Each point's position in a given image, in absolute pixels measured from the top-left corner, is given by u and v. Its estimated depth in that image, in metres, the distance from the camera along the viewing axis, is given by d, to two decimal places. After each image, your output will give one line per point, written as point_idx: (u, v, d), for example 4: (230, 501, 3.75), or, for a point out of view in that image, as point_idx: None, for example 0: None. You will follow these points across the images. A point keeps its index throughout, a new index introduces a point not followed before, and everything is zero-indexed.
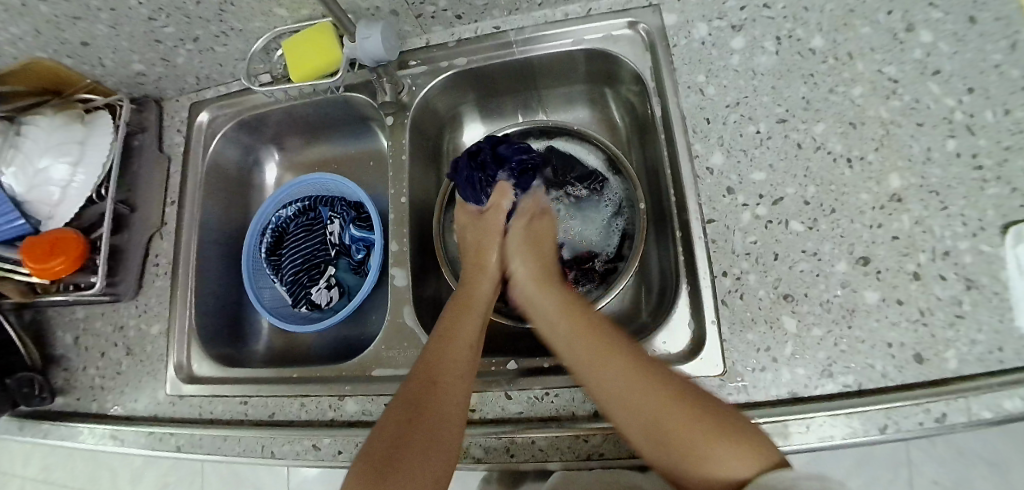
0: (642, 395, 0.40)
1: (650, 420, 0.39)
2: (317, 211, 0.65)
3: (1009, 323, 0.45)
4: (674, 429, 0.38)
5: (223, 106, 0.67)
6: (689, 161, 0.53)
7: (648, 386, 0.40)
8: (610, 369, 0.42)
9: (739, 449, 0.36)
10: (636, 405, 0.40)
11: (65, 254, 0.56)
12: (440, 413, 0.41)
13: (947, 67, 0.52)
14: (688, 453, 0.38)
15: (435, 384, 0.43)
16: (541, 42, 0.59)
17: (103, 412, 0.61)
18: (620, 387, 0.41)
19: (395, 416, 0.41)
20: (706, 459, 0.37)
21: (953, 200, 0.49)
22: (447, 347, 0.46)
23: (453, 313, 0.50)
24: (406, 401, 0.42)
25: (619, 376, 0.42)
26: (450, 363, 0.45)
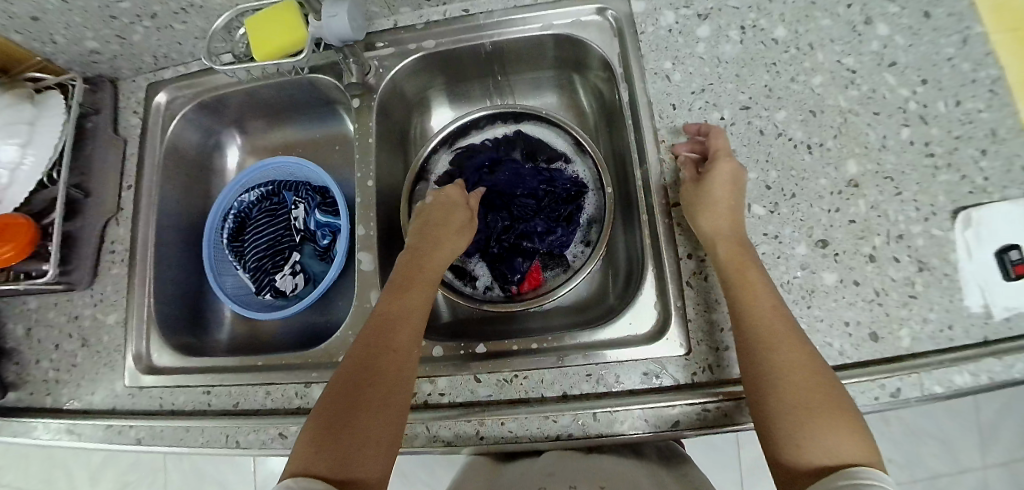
0: (790, 362, 0.39)
1: (780, 381, 0.39)
2: (281, 196, 0.64)
3: (958, 303, 0.47)
4: (802, 399, 0.38)
5: (182, 87, 0.65)
6: (655, 146, 0.53)
7: (797, 354, 0.40)
8: (773, 324, 0.41)
9: (851, 439, 0.36)
10: (780, 363, 0.40)
11: (14, 240, 0.54)
12: (390, 384, 0.42)
13: (902, 59, 0.54)
14: (795, 421, 0.37)
15: (385, 349, 0.43)
16: (509, 26, 0.58)
17: (57, 406, 0.59)
18: (773, 341, 0.40)
19: (343, 382, 0.41)
20: (811, 433, 0.37)
21: (906, 186, 0.51)
22: (394, 315, 0.45)
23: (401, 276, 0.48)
24: (354, 366, 0.42)
25: (777, 333, 0.41)
26: (399, 329, 0.45)
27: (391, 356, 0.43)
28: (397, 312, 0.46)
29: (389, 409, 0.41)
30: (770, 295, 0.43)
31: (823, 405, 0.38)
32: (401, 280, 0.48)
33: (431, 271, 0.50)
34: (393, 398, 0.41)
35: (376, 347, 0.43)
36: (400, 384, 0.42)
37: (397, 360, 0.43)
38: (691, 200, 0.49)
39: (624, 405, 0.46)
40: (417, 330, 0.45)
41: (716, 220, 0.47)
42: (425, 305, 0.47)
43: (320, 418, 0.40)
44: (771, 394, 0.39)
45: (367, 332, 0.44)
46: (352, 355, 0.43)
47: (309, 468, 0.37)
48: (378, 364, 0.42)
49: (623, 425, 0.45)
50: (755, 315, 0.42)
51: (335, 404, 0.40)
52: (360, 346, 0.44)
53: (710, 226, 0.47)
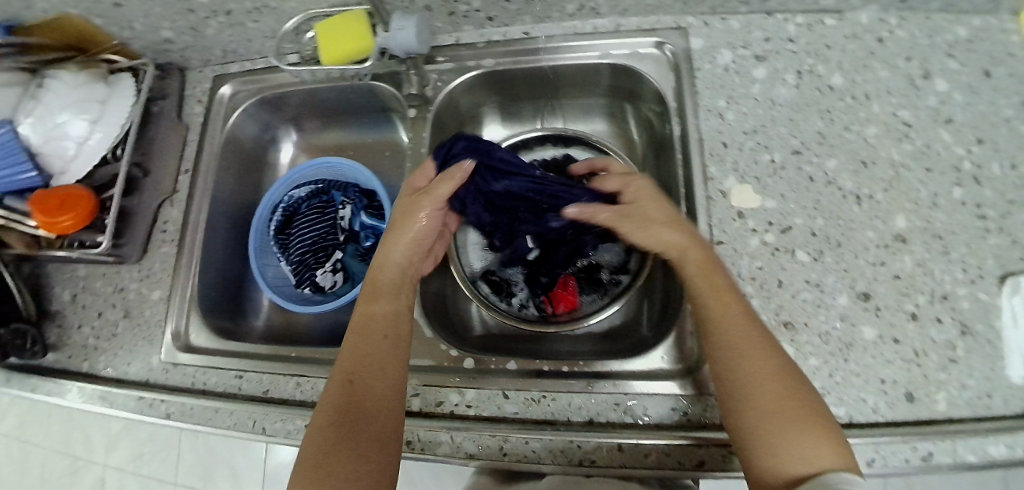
0: (757, 372, 0.40)
1: (751, 388, 0.39)
2: (329, 195, 0.67)
3: (999, 372, 0.46)
4: (768, 404, 0.38)
5: (247, 82, 0.68)
6: (703, 183, 0.53)
7: (766, 363, 0.40)
8: (739, 335, 0.41)
9: (822, 444, 0.36)
10: (749, 372, 0.40)
11: (74, 210, 0.56)
12: (372, 411, 0.42)
13: (959, 116, 0.54)
14: (764, 430, 0.38)
15: (359, 375, 0.43)
16: (566, 51, 0.60)
17: (94, 373, 0.61)
18: (743, 349, 0.41)
19: (321, 422, 0.41)
20: (782, 438, 0.37)
21: (955, 246, 0.50)
22: (365, 341, 0.45)
23: (364, 300, 0.49)
24: (330, 404, 0.42)
25: (741, 335, 0.41)
26: (375, 353, 0.45)
27: (369, 381, 0.43)
28: (367, 336, 0.46)
29: (375, 433, 0.41)
30: (741, 306, 0.43)
31: (795, 413, 0.37)
32: (368, 294, 0.49)
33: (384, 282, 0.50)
34: (378, 420, 0.41)
35: (349, 378, 0.43)
36: (385, 406, 0.42)
37: (376, 383, 0.43)
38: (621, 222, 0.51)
39: (651, 438, 0.45)
40: (395, 349, 0.46)
41: (661, 234, 0.48)
42: (395, 316, 0.48)
43: (304, 464, 0.39)
44: (739, 399, 0.39)
45: (344, 355, 0.45)
46: (327, 393, 0.43)
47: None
48: (357, 393, 0.42)
49: (648, 458, 0.45)
50: (726, 324, 0.42)
51: (317, 446, 0.39)
52: (334, 382, 0.43)
53: (661, 238, 0.48)
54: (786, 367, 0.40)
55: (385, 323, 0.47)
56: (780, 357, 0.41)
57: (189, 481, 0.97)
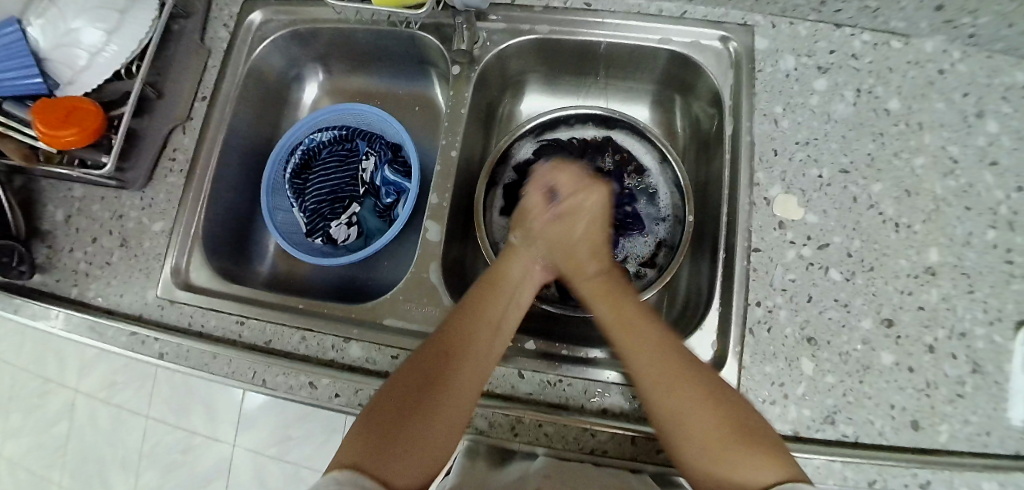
0: (683, 402, 0.40)
1: (682, 410, 0.40)
2: (354, 143, 0.65)
3: (1001, 412, 0.47)
4: (700, 431, 0.39)
5: (280, 12, 0.64)
6: (748, 188, 0.52)
7: (687, 390, 0.40)
8: (648, 361, 0.42)
9: (757, 459, 0.36)
10: (671, 404, 0.40)
11: (78, 125, 0.51)
12: (452, 399, 0.41)
13: (1005, 160, 0.52)
14: (703, 457, 0.38)
15: (454, 358, 0.43)
16: (625, 30, 0.58)
17: (82, 300, 0.57)
18: (661, 383, 0.41)
19: (403, 385, 0.41)
20: (725, 461, 0.37)
21: (980, 286, 0.50)
22: (468, 327, 0.45)
23: (481, 289, 0.48)
24: (416, 373, 0.42)
25: (655, 365, 0.42)
26: (475, 343, 0.44)
27: (459, 367, 0.42)
28: (474, 320, 0.45)
29: (446, 422, 0.40)
30: (657, 334, 0.44)
31: (726, 434, 0.38)
32: (490, 277, 0.50)
33: (508, 278, 0.50)
34: (453, 411, 0.40)
35: (442, 356, 0.43)
36: (464, 400, 0.41)
37: (463, 373, 0.42)
38: (543, 234, 0.53)
39: None
40: (493, 349, 0.45)
41: (579, 252, 0.52)
42: (506, 315, 0.47)
43: (378, 415, 0.39)
44: (670, 422, 0.40)
45: (445, 327, 0.45)
46: (417, 361, 0.43)
47: (359, 464, 0.35)
48: (447, 371, 0.42)
49: (660, 454, 0.45)
50: (637, 356, 0.43)
51: (393, 406, 0.40)
52: (427, 351, 0.43)
53: (574, 255, 0.52)
54: (704, 385, 0.40)
55: (498, 316, 0.47)
56: (705, 378, 0.41)
57: (163, 413, 0.98)
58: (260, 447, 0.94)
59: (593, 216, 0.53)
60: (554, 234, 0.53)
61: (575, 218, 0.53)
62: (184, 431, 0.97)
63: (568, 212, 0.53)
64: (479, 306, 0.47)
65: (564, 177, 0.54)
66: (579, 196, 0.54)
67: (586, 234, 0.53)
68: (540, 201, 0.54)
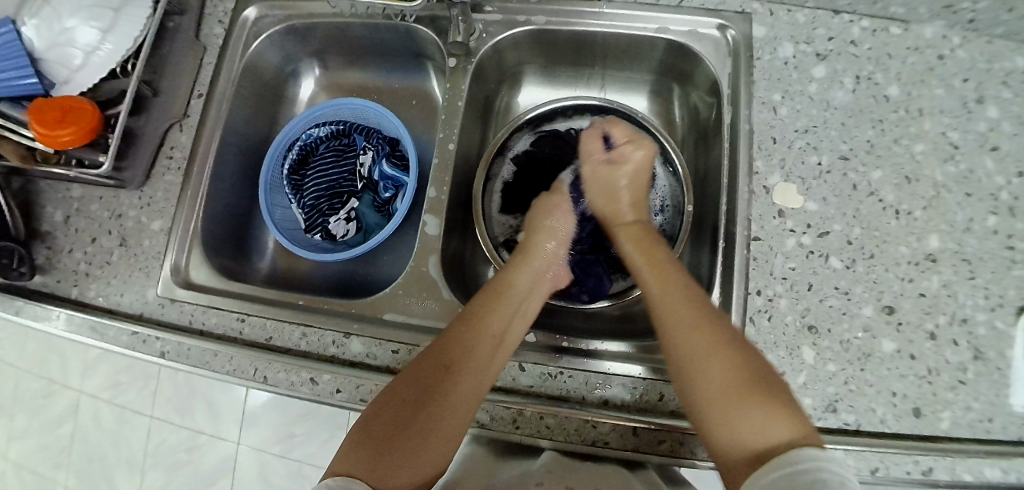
0: (703, 349, 0.41)
1: (697, 359, 0.41)
2: (351, 138, 0.64)
3: (1003, 398, 0.47)
4: (715, 382, 0.39)
5: (275, 7, 0.63)
6: (748, 177, 0.52)
7: (709, 341, 0.41)
8: (675, 308, 0.44)
9: (771, 417, 0.36)
10: (692, 346, 0.42)
11: (75, 124, 0.51)
12: (450, 410, 0.40)
13: (1005, 145, 0.52)
14: (716, 408, 0.38)
15: (455, 367, 0.42)
16: (623, 20, 0.57)
17: (83, 299, 0.57)
18: (686, 326, 0.43)
19: (403, 391, 0.41)
20: (735, 418, 0.37)
21: (981, 272, 0.49)
22: (470, 336, 0.44)
23: (487, 297, 0.48)
24: (416, 380, 0.42)
25: (690, 319, 0.43)
26: (476, 352, 0.43)
27: (459, 376, 0.42)
28: (477, 330, 0.45)
29: (441, 434, 0.40)
30: (689, 288, 0.46)
31: (744, 388, 0.38)
32: (496, 286, 0.49)
33: (514, 288, 0.50)
34: (450, 421, 0.40)
35: (444, 363, 0.42)
36: (463, 409, 0.41)
37: (463, 382, 0.41)
38: (595, 174, 0.58)
39: (668, 425, 0.45)
40: (495, 358, 0.44)
41: (619, 200, 0.56)
42: (510, 326, 0.47)
43: (376, 422, 0.40)
44: (689, 373, 0.41)
45: (450, 334, 0.45)
46: (419, 366, 0.43)
47: (355, 470, 0.36)
48: (447, 381, 0.41)
49: (662, 445, 0.45)
50: (667, 305, 0.45)
51: (392, 412, 0.40)
52: (430, 357, 0.43)
53: (618, 204, 0.56)
54: (729, 338, 0.41)
55: (503, 327, 0.46)
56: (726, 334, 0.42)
57: (167, 412, 0.98)
58: (264, 445, 0.95)
59: (636, 177, 0.57)
60: (603, 179, 0.58)
61: (623, 166, 0.57)
62: (188, 429, 0.97)
63: (618, 159, 0.57)
64: (483, 315, 0.46)
65: (617, 129, 0.58)
66: (637, 145, 0.57)
67: (631, 192, 0.56)
68: (595, 144, 0.59)
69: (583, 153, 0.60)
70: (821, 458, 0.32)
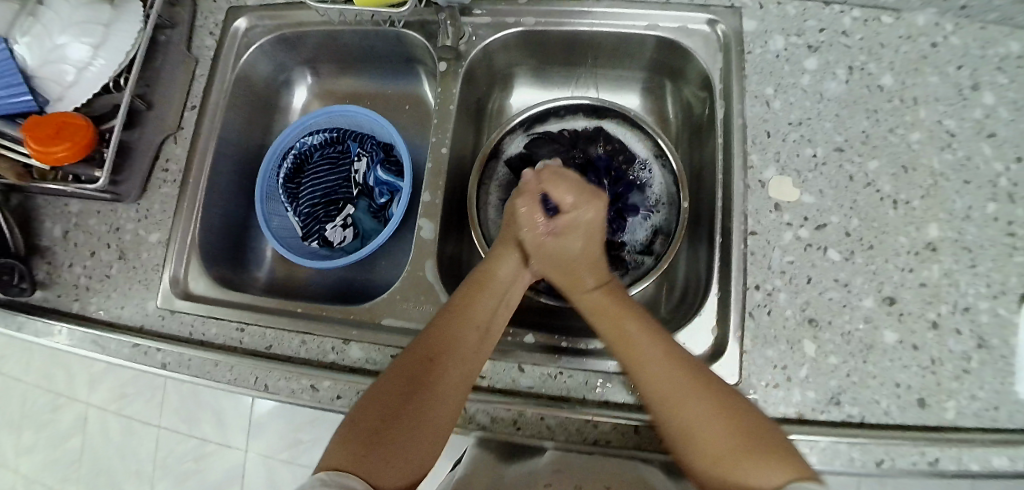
0: (691, 416, 0.39)
1: (686, 426, 0.39)
2: (345, 144, 0.64)
3: (1008, 386, 0.46)
4: (709, 447, 0.38)
5: (265, 17, 0.64)
6: (742, 171, 0.52)
7: (691, 404, 0.39)
8: (652, 379, 0.42)
9: (766, 468, 0.35)
10: (678, 419, 0.40)
11: (70, 140, 0.51)
12: (438, 401, 0.40)
13: (1003, 131, 0.52)
14: (713, 469, 0.37)
15: (442, 359, 0.42)
16: (611, 18, 0.57)
17: (84, 314, 0.58)
18: (664, 397, 0.41)
19: (391, 387, 0.41)
20: (736, 474, 0.36)
21: (982, 259, 0.49)
22: (455, 326, 0.44)
23: (470, 289, 0.48)
24: (403, 374, 0.41)
25: (662, 364, 0.42)
26: (462, 343, 0.44)
27: (446, 367, 0.42)
28: (463, 322, 0.45)
29: (432, 424, 0.40)
30: (660, 349, 0.43)
31: (736, 445, 0.37)
32: (478, 277, 0.49)
33: (496, 278, 0.49)
34: (441, 409, 0.40)
35: (430, 356, 0.42)
36: (453, 397, 0.41)
37: (451, 373, 0.42)
38: (540, 249, 0.50)
39: None
40: (480, 350, 0.44)
41: (574, 264, 0.50)
42: (495, 316, 0.47)
43: (363, 418, 0.39)
44: (682, 443, 0.39)
45: (434, 327, 0.45)
46: (403, 361, 0.43)
47: (346, 464, 0.35)
48: (434, 373, 0.41)
49: (664, 443, 0.44)
50: (642, 368, 0.42)
51: (380, 409, 0.39)
52: (415, 352, 0.43)
53: (573, 272, 0.50)
54: (712, 400, 0.39)
55: (488, 317, 0.46)
56: (714, 386, 0.41)
57: (172, 424, 0.99)
58: (270, 453, 0.95)
59: (589, 229, 0.50)
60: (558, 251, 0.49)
61: (573, 234, 0.50)
62: (195, 439, 0.98)
63: (562, 230, 0.50)
64: (467, 306, 0.46)
65: (559, 185, 0.50)
66: (585, 208, 0.50)
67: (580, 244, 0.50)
68: (535, 212, 0.50)
69: (514, 219, 0.51)
70: None
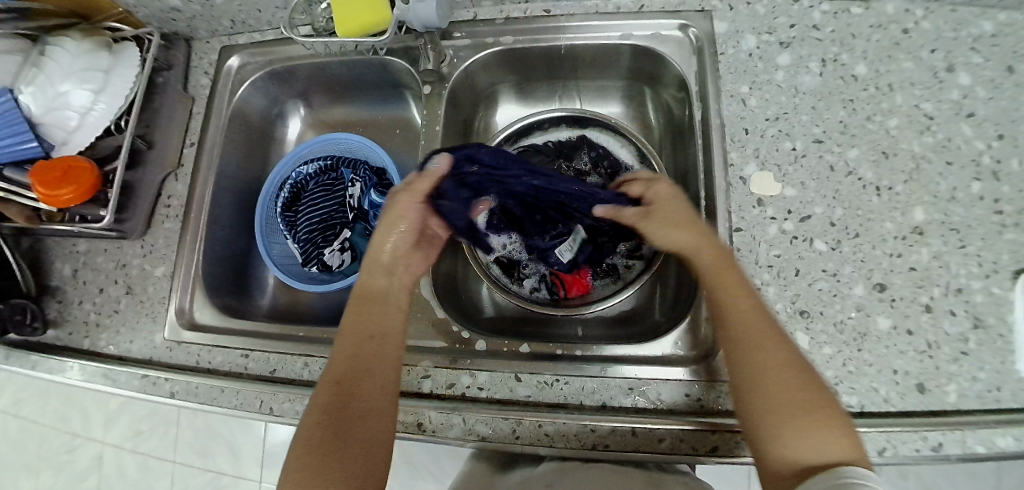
0: (773, 365, 0.39)
1: (769, 375, 0.39)
2: (339, 171, 0.66)
3: (1009, 365, 0.46)
4: (785, 400, 0.38)
5: (255, 54, 0.66)
6: (723, 169, 0.53)
7: (774, 356, 0.39)
8: (749, 327, 0.41)
9: (828, 437, 0.36)
10: (761, 364, 0.39)
11: (75, 183, 0.53)
12: (364, 417, 0.40)
13: (981, 111, 0.52)
14: (774, 424, 0.37)
15: (352, 381, 0.42)
16: (586, 31, 0.59)
17: (95, 349, 0.60)
18: (755, 342, 0.40)
19: (312, 425, 0.39)
20: (796, 434, 0.36)
21: (971, 240, 0.49)
22: (352, 346, 0.44)
23: (354, 309, 0.46)
24: (321, 410, 0.40)
25: (758, 321, 0.41)
26: (366, 356, 0.43)
27: (357, 385, 0.41)
28: (360, 340, 0.44)
29: (365, 440, 0.40)
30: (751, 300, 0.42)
31: (805, 406, 0.37)
32: (362, 295, 0.47)
33: (378, 288, 0.48)
34: (368, 423, 0.40)
35: (338, 382, 0.42)
36: (376, 404, 0.41)
37: (366, 386, 0.42)
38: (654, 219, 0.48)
39: (665, 423, 0.45)
40: (386, 353, 0.44)
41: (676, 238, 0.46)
42: (393, 320, 0.47)
43: (297, 466, 0.38)
44: (757, 391, 0.39)
45: (336, 354, 0.44)
46: (316, 398, 0.41)
47: None
48: (348, 396, 0.41)
49: (662, 443, 0.45)
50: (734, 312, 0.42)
51: (308, 446, 0.38)
52: (323, 385, 0.42)
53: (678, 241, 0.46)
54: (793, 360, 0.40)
55: (380, 324, 0.46)
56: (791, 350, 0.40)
57: (188, 457, 1.00)
58: None
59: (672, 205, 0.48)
60: (667, 215, 0.47)
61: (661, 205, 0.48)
62: (211, 471, 0.99)
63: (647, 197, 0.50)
64: (356, 324, 0.45)
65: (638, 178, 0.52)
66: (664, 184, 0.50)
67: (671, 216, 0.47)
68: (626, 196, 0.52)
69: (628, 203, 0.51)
70: (867, 478, 0.33)
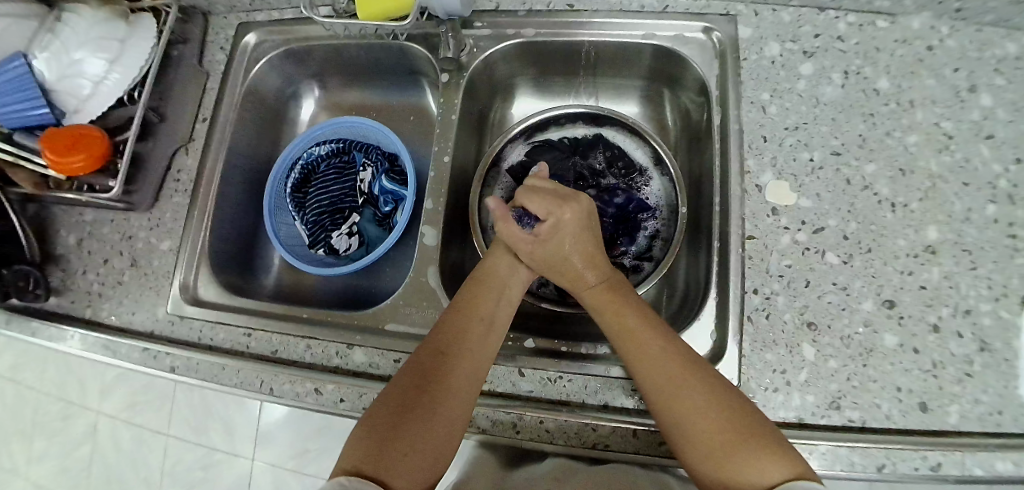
0: (690, 403, 0.39)
1: (690, 414, 0.39)
2: (351, 155, 0.66)
3: (1012, 389, 0.46)
4: (716, 438, 0.37)
5: (274, 32, 0.66)
6: (739, 176, 0.53)
7: (687, 394, 0.39)
8: (652, 374, 0.41)
9: (765, 461, 0.35)
10: (682, 401, 0.39)
11: (86, 151, 0.53)
12: (450, 395, 0.41)
13: (1001, 133, 0.52)
14: (714, 460, 0.37)
15: (450, 353, 0.43)
16: (609, 28, 0.59)
17: (97, 320, 0.59)
18: (664, 384, 0.41)
19: (402, 385, 0.41)
20: (738, 468, 0.36)
21: (982, 262, 0.49)
22: (462, 321, 0.45)
23: (471, 286, 0.49)
24: (416, 371, 0.42)
25: (663, 364, 0.42)
26: (469, 340, 0.44)
27: (455, 361, 0.43)
28: (468, 318, 0.46)
29: (445, 420, 0.40)
30: (657, 340, 0.43)
31: (735, 437, 0.37)
32: (478, 276, 0.50)
33: (495, 273, 0.50)
34: (452, 403, 0.41)
35: (440, 351, 0.43)
36: (465, 387, 0.42)
37: (461, 366, 0.43)
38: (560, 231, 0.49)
39: None
40: (488, 344, 0.45)
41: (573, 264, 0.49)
42: (502, 311, 0.48)
43: (374, 420, 0.39)
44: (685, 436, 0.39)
45: (442, 325, 0.45)
46: (415, 359, 0.43)
47: (364, 463, 0.36)
48: (443, 369, 0.42)
49: (662, 446, 0.45)
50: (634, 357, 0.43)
51: (391, 404, 0.40)
52: (421, 352, 0.44)
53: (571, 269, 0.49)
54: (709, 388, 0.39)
55: (490, 310, 0.47)
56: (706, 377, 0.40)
57: (182, 432, 1.00)
58: (279, 461, 0.96)
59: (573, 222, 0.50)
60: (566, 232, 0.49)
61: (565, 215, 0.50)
62: (205, 447, 0.99)
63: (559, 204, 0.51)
64: (471, 302, 0.47)
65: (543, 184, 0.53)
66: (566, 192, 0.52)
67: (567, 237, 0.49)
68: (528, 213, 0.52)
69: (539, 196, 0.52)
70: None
